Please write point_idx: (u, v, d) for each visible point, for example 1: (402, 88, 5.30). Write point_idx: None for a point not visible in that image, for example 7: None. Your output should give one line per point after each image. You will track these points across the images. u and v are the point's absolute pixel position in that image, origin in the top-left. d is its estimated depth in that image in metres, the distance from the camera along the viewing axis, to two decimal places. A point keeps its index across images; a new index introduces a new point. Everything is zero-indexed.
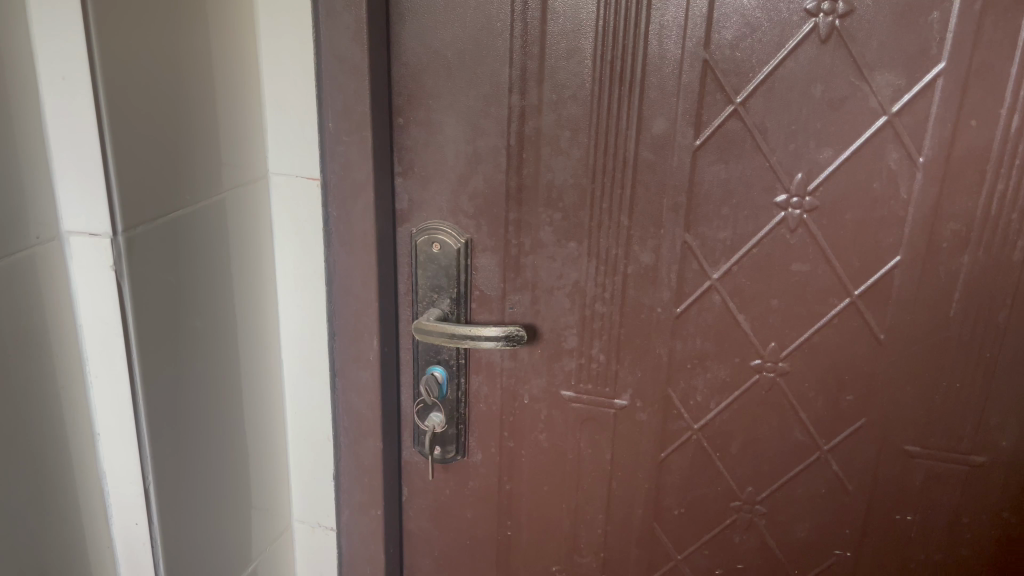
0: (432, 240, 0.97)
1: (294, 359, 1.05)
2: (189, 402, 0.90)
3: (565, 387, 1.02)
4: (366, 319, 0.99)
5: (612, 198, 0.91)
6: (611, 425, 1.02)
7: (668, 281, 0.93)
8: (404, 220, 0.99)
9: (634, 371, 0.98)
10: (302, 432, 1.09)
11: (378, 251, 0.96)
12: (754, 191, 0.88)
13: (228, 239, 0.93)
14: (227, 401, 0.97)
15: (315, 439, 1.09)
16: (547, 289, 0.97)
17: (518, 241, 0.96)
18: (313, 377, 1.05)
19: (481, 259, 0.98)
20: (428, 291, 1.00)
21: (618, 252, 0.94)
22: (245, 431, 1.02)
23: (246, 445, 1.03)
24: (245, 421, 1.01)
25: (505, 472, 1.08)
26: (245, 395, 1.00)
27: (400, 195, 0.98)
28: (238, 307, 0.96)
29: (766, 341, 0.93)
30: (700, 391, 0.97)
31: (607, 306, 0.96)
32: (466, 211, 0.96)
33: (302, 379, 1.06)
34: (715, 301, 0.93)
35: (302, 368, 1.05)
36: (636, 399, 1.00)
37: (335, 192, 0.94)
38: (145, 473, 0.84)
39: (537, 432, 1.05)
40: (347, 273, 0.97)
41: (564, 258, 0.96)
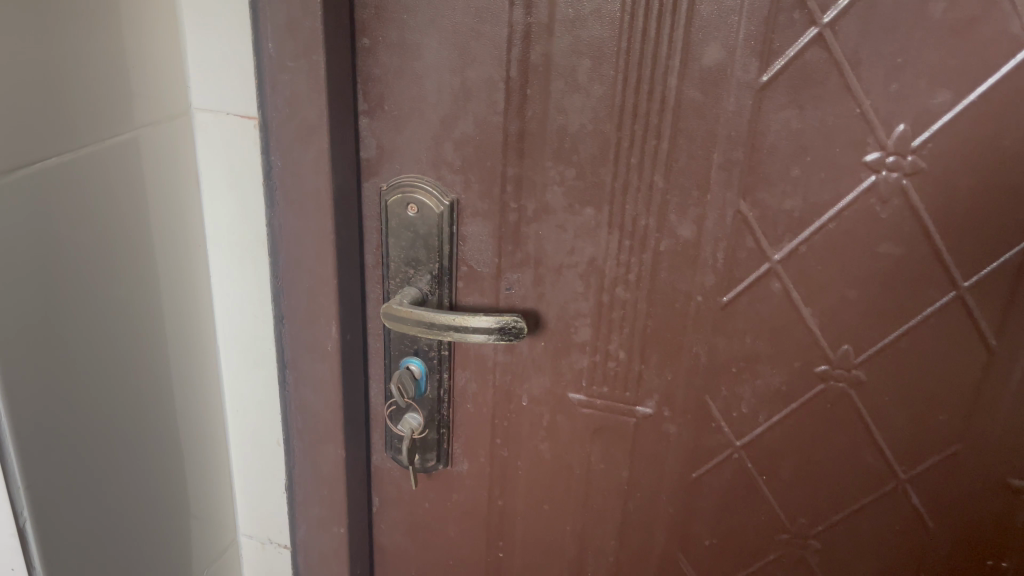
0: (408, 200, 0.76)
1: (233, 344, 0.84)
2: (82, 402, 0.69)
3: (574, 390, 0.81)
4: (323, 299, 0.77)
5: (643, 151, 0.69)
6: (630, 436, 0.81)
7: (712, 262, 0.71)
8: (372, 173, 0.77)
9: (662, 372, 0.77)
10: (248, 432, 0.88)
11: (337, 214, 0.74)
12: (837, 147, 0.65)
13: (135, 192, 0.71)
14: (144, 399, 0.76)
15: (263, 442, 0.88)
16: (554, 267, 0.76)
17: (517, 205, 0.74)
18: (258, 368, 0.84)
19: (471, 227, 0.76)
20: (403, 265, 0.78)
21: (648, 222, 0.72)
22: (172, 433, 0.81)
23: (174, 450, 0.82)
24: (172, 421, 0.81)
25: (496, 484, 0.88)
26: (169, 389, 0.79)
27: (367, 140, 0.75)
28: (153, 281, 0.75)
29: (837, 342, 0.72)
30: (746, 401, 0.76)
31: (631, 291, 0.75)
32: (451, 164, 0.74)
33: (245, 370, 0.85)
34: (775, 289, 0.71)
35: (244, 356, 0.84)
36: (663, 407, 0.79)
37: (279, 135, 0.72)
38: (17, 506, 0.64)
39: (537, 441, 0.85)
40: (298, 242, 0.75)
41: (577, 228, 0.74)
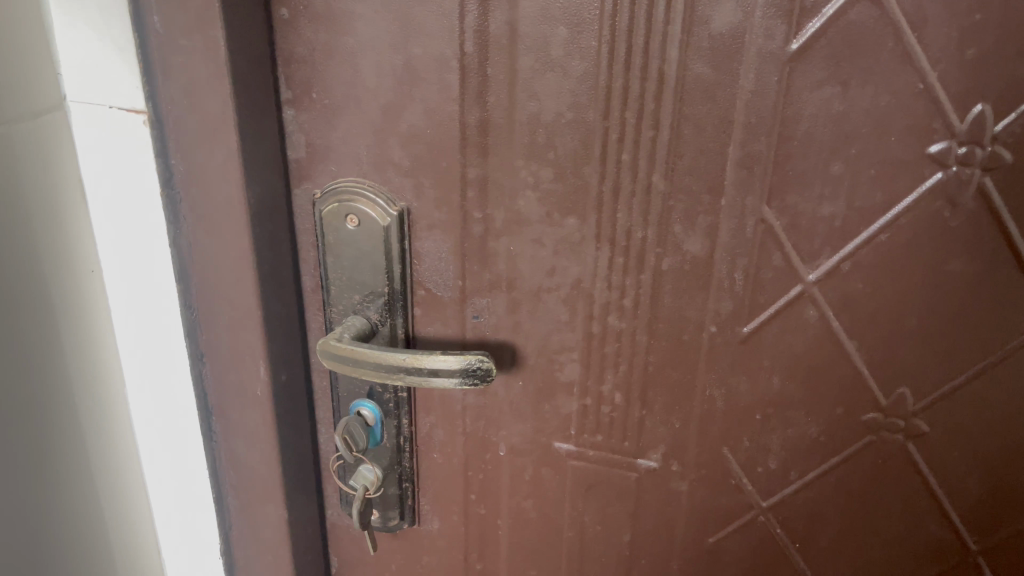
0: (346, 211, 0.60)
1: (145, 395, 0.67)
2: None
3: (561, 439, 0.66)
4: (248, 335, 0.63)
5: (638, 145, 0.54)
6: (631, 494, 0.66)
7: (729, 284, 0.56)
8: (303, 178, 0.62)
9: (669, 419, 0.62)
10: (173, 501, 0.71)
11: (258, 230, 0.59)
12: (892, 135, 0.49)
13: (31, 194, 0.54)
14: (76, 449, 0.61)
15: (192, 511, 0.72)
16: (531, 291, 0.61)
17: (482, 215, 0.59)
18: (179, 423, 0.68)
19: (426, 242, 0.61)
20: (345, 291, 0.63)
21: (646, 235, 0.56)
22: (110, 488, 0.66)
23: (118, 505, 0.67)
24: (108, 475, 0.65)
25: (473, 546, 0.73)
26: (101, 436, 0.64)
27: (294, 136, 0.60)
28: (70, 310, 0.59)
29: (891, 385, 0.56)
30: (775, 454, 0.61)
31: (627, 321, 0.59)
32: (397, 165, 0.59)
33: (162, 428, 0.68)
34: (810, 318, 0.56)
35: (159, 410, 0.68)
36: (671, 459, 0.64)
37: (178, 134, 0.57)
38: None
39: (519, 497, 0.70)
40: (214, 264, 0.61)
41: (557, 243, 0.58)
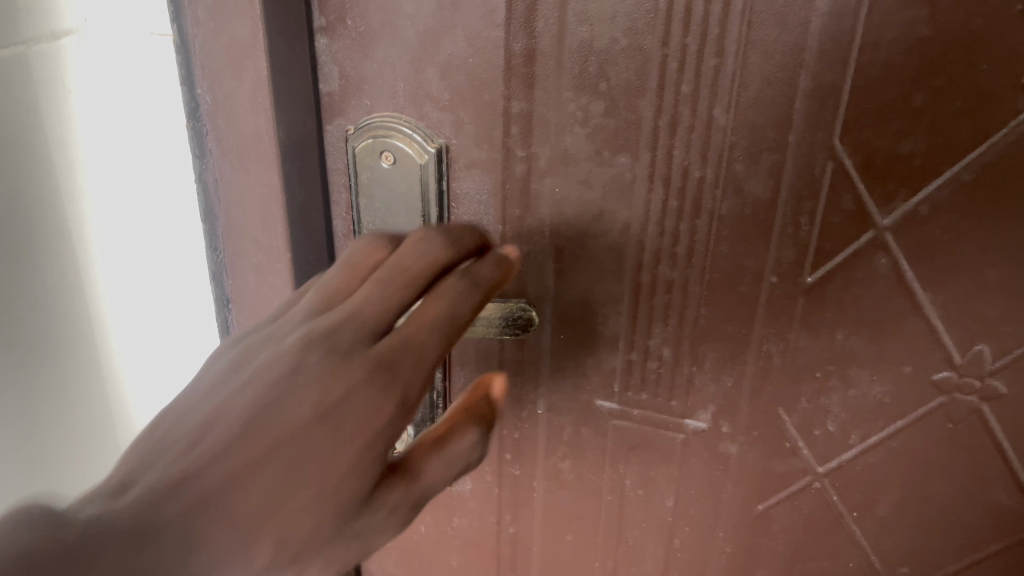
0: (380, 147, 0.57)
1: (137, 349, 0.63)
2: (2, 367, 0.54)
3: (604, 397, 0.62)
4: (274, 279, 0.59)
5: (700, 75, 0.49)
6: (676, 456, 0.62)
7: (793, 229, 0.52)
8: (335, 112, 0.58)
9: (720, 377, 0.58)
10: None
11: (287, 166, 0.55)
12: (985, 63, 0.45)
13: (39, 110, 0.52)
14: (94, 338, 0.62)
15: None
16: (575, 237, 0.57)
17: (526, 153, 0.55)
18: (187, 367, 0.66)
19: (465, 183, 0.58)
20: (378, 235, 0.60)
21: (704, 175, 0.52)
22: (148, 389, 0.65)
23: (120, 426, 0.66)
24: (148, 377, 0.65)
25: (506, 509, 0.70)
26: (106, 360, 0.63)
27: (326, 67, 0.57)
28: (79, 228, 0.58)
29: (967, 342, 0.52)
30: (834, 416, 0.57)
31: (679, 270, 0.55)
32: (436, 98, 0.55)
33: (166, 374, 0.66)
34: (880, 267, 0.51)
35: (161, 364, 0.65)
36: (721, 420, 0.60)
37: (204, 60, 0.54)
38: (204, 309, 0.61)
39: (556, 458, 0.66)
40: (241, 203, 0.57)
41: (606, 184, 0.54)
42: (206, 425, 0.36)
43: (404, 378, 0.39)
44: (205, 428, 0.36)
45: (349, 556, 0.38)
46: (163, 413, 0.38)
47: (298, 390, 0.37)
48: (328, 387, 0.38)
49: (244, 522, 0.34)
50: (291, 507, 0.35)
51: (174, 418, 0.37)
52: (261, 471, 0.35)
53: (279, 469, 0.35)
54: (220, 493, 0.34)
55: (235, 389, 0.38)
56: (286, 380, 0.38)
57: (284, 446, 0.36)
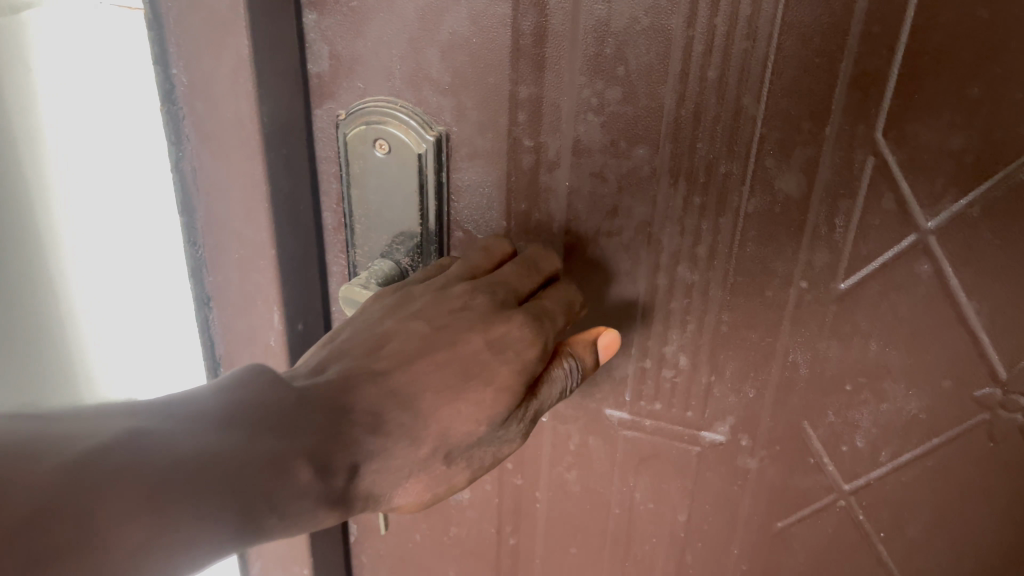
0: (373, 135, 0.52)
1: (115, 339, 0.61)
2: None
3: (614, 405, 0.58)
4: (258, 278, 0.54)
5: (728, 60, 0.45)
6: (691, 470, 0.58)
7: (826, 231, 0.47)
8: (325, 96, 0.53)
9: (741, 388, 0.54)
10: None
11: (273, 155, 0.50)
12: None
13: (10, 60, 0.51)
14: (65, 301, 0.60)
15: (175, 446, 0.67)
16: (587, 235, 0.52)
17: (533, 143, 0.50)
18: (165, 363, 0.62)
19: (466, 175, 0.53)
20: (373, 230, 0.55)
21: (730, 169, 0.47)
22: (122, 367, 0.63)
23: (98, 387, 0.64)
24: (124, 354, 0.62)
25: (507, 519, 0.66)
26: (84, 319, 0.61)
27: (316, 45, 0.52)
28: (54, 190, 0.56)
29: (1015, 358, 0.47)
30: (864, 432, 0.53)
31: (699, 273, 0.51)
32: (435, 82, 0.50)
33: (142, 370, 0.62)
34: (922, 274, 0.47)
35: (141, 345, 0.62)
36: (740, 433, 0.55)
37: (181, 37, 0.49)
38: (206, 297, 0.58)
39: (561, 468, 0.62)
40: (223, 192, 0.52)
41: (621, 179, 0.50)
42: (390, 335, 0.43)
43: (544, 336, 0.45)
44: (394, 339, 0.43)
45: (490, 455, 0.45)
46: (347, 321, 0.45)
47: (466, 319, 0.44)
48: (491, 318, 0.44)
49: (423, 413, 0.41)
50: (455, 411, 0.42)
51: (356, 331, 0.44)
52: (440, 373, 0.42)
53: (453, 380, 0.42)
54: (386, 400, 0.41)
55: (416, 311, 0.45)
56: (456, 311, 0.45)
57: (454, 363, 0.43)
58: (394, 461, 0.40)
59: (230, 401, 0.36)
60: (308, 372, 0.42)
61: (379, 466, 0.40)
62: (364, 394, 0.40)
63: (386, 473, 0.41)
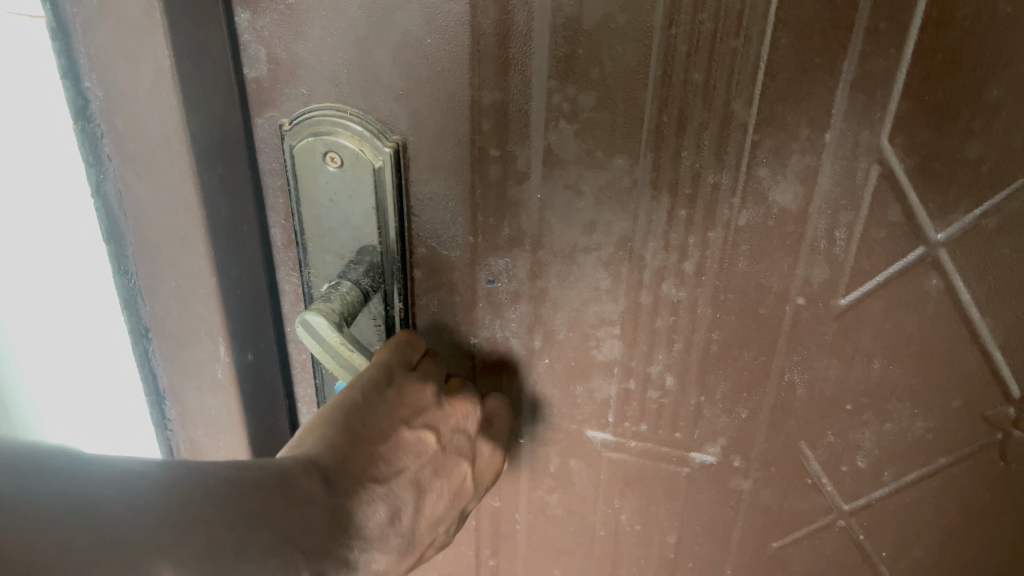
0: (324, 147, 0.46)
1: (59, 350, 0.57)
2: None
3: (597, 427, 0.54)
4: (201, 311, 0.49)
5: (716, 59, 0.40)
6: (679, 492, 0.54)
7: (826, 244, 0.43)
8: (265, 103, 0.47)
9: (733, 409, 0.50)
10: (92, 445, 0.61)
11: (207, 176, 0.45)
12: None
13: None
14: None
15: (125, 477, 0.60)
16: (562, 251, 0.47)
17: (500, 154, 0.45)
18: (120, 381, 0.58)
19: (427, 188, 0.47)
20: (328, 248, 0.50)
21: (719, 179, 0.43)
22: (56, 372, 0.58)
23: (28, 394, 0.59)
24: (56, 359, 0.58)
25: (486, 542, 0.62)
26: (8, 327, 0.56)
27: (251, 47, 0.46)
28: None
29: None
30: (866, 453, 0.49)
31: (687, 290, 0.46)
32: (387, 88, 0.45)
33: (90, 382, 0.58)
34: (930, 290, 0.43)
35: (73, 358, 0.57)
36: (732, 454, 0.52)
37: (94, 48, 0.42)
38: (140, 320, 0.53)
39: (541, 490, 0.58)
40: (153, 215, 0.46)
41: (598, 190, 0.45)
42: (405, 448, 0.46)
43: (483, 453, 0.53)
44: (410, 456, 0.46)
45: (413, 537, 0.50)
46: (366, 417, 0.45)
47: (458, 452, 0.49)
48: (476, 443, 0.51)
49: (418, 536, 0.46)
50: (433, 530, 0.48)
51: (383, 431, 0.45)
52: (436, 500, 0.48)
53: (442, 508, 0.48)
54: (394, 523, 0.44)
55: (426, 424, 0.48)
56: (454, 434, 0.49)
57: (448, 489, 0.48)
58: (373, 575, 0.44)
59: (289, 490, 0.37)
60: (334, 465, 0.41)
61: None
62: (384, 515, 0.43)
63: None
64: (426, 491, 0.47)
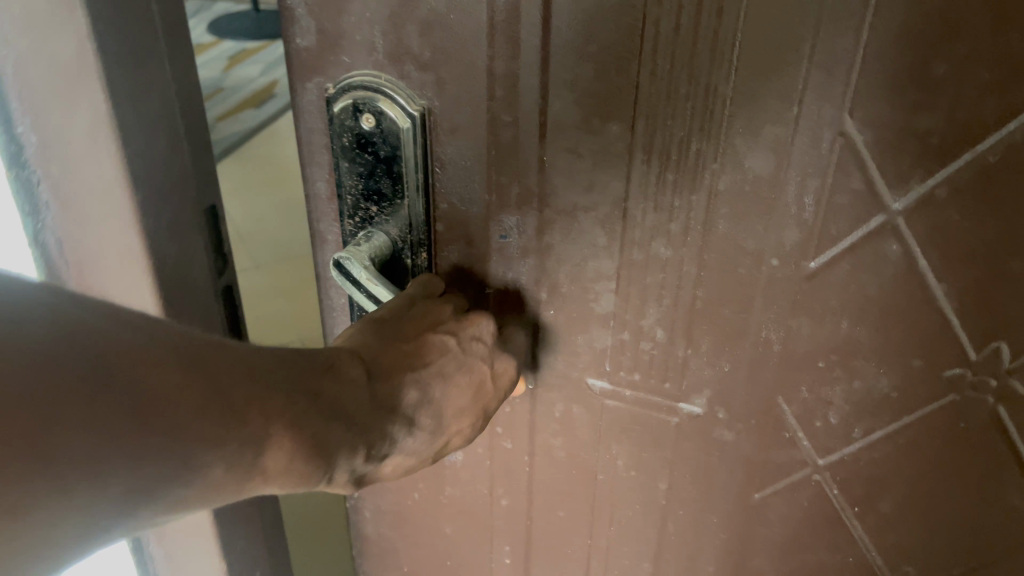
0: (360, 108, 0.53)
1: None
2: None
3: (595, 375, 0.59)
4: (120, 277, 0.54)
5: (697, 37, 0.45)
6: (670, 439, 0.60)
7: (796, 209, 0.48)
8: (313, 68, 0.54)
9: (716, 362, 0.55)
10: None
11: (144, 203, 0.51)
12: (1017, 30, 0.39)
13: None
14: None
15: None
16: (564, 210, 0.53)
17: (512, 119, 0.51)
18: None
19: (449, 149, 0.54)
20: (360, 202, 0.56)
21: (701, 147, 0.48)
22: None
23: None
24: None
25: (498, 482, 0.68)
26: None
27: (302, 19, 0.52)
28: None
29: (981, 338, 0.47)
30: (837, 409, 0.53)
31: (673, 249, 0.52)
32: (417, 57, 0.51)
33: None
34: (890, 254, 0.47)
35: None
36: (716, 406, 0.56)
37: (19, 77, 0.48)
38: None
39: (547, 434, 0.64)
40: (105, 237, 0.53)
41: (595, 154, 0.50)
42: (430, 348, 0.50)
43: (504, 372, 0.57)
44: (432, 353, 0.50)
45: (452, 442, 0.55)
46: (391, 321, 0.51)
47: (483, 357, 0.53)
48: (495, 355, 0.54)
49: (444, 427, 0.51)
50: (461, 426, 0.52)
51: (406, 333, 0.51)
52: (461, 398, 0.51)
53: (466, 403, 0.52)
54: (422, 406, 0.49)
55: (447, 329, 0.52)
56: (475, 341, 0.53)
57: (471, 390, 0.52)
58: (407, 456, 0.49)
59: (257, 358, 0.39)
60: (366, 355, 0.48)
61: (402, 460, 0.49)
62: (410, 398, 0.48)
63: (399, 467, 0.49)
64: (449, 385, 0.51)
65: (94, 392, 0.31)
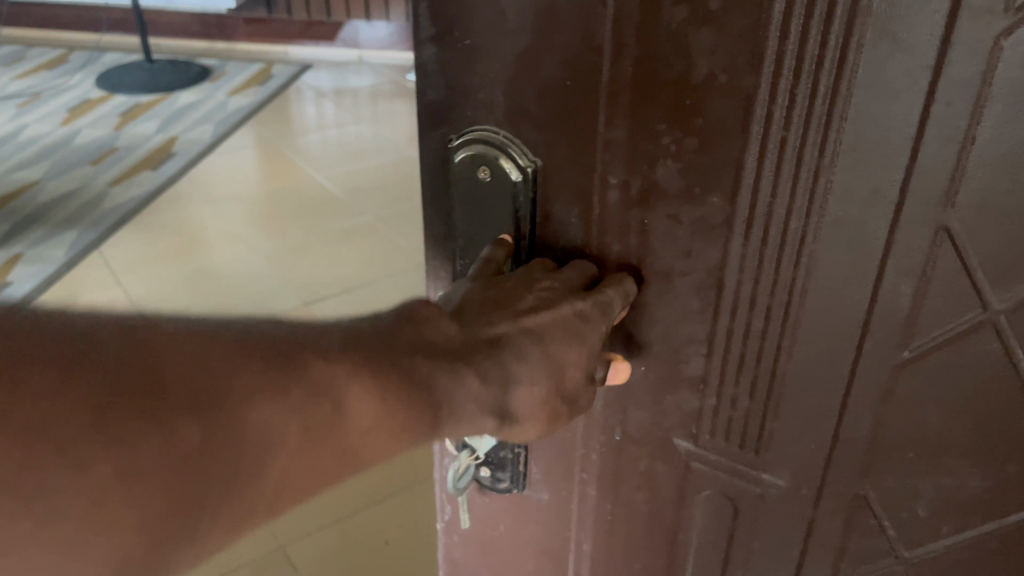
0: (478, 161, 0.56)
1: None
2: None
3: (681, 435, 0.60)
4: None
5: (805, 121, 0.45)
6: (752, 507, 0.60)
7: (895, 295, 0.48)
8: (438, 120, 0.57)
9: (804, 437, 0.55)
10: None
11: None
12: None
13: None
14: None
15: None
16: (661, 272, 0.54)
17: (619, 181, 0.53)
18: None
19: (556, 204, 0.56)
20: (471, 244, 0.60)
21: (799, 224, 0.48)
22: None
23: None
24: None
25: (578, 527, 0.68)
26: None
27: (432, 75, 0.55)
28: None
29: None
30: (922, 501, 0.54)
31: (768, 322, 0.52)
32: (533, 118, 0.53)
33: None
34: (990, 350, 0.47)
35: None
36: (801, 480, 0.57)
37: None
38: None
39: (628, 488, 0.64)
40: None
41: (695, 223, 0.51)
42: (505, 300, 0.52)
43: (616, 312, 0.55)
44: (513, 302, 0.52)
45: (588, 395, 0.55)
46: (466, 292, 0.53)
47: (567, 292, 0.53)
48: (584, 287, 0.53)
49: (555, 353, 0.51)
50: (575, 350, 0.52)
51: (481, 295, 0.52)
52: (559, 325, 0.51)
53: (565, 326, 0.52)
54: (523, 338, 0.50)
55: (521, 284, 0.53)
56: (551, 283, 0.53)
57: (565, 314, 0.52)
58: (530, 381, 0.50)
59: (296, 328, 0.43)
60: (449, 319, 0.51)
61: (525, 389, 0.50)
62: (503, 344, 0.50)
63: (529, 398, 0.51)
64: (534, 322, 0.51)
65: (89, 384, 0.34)
